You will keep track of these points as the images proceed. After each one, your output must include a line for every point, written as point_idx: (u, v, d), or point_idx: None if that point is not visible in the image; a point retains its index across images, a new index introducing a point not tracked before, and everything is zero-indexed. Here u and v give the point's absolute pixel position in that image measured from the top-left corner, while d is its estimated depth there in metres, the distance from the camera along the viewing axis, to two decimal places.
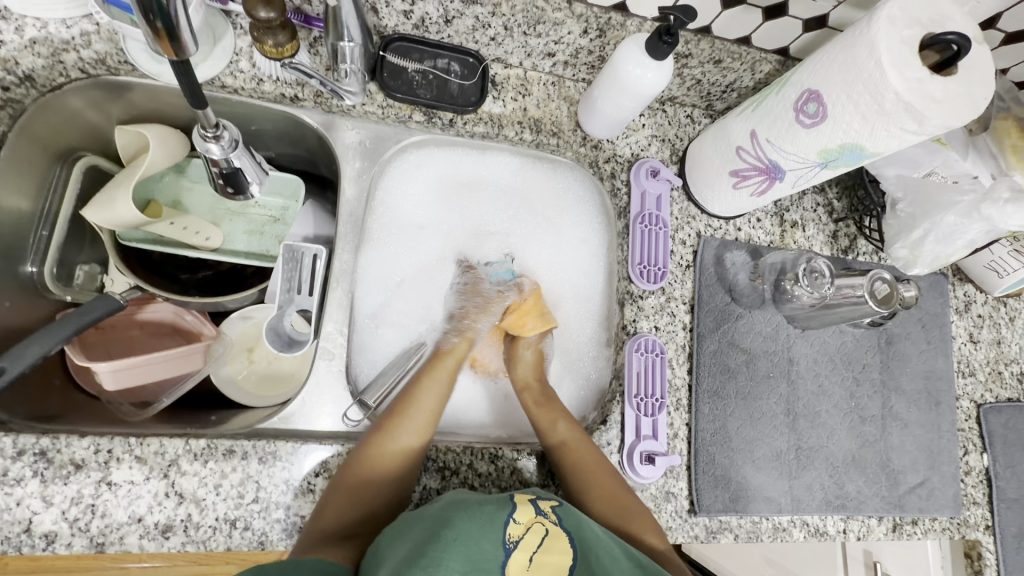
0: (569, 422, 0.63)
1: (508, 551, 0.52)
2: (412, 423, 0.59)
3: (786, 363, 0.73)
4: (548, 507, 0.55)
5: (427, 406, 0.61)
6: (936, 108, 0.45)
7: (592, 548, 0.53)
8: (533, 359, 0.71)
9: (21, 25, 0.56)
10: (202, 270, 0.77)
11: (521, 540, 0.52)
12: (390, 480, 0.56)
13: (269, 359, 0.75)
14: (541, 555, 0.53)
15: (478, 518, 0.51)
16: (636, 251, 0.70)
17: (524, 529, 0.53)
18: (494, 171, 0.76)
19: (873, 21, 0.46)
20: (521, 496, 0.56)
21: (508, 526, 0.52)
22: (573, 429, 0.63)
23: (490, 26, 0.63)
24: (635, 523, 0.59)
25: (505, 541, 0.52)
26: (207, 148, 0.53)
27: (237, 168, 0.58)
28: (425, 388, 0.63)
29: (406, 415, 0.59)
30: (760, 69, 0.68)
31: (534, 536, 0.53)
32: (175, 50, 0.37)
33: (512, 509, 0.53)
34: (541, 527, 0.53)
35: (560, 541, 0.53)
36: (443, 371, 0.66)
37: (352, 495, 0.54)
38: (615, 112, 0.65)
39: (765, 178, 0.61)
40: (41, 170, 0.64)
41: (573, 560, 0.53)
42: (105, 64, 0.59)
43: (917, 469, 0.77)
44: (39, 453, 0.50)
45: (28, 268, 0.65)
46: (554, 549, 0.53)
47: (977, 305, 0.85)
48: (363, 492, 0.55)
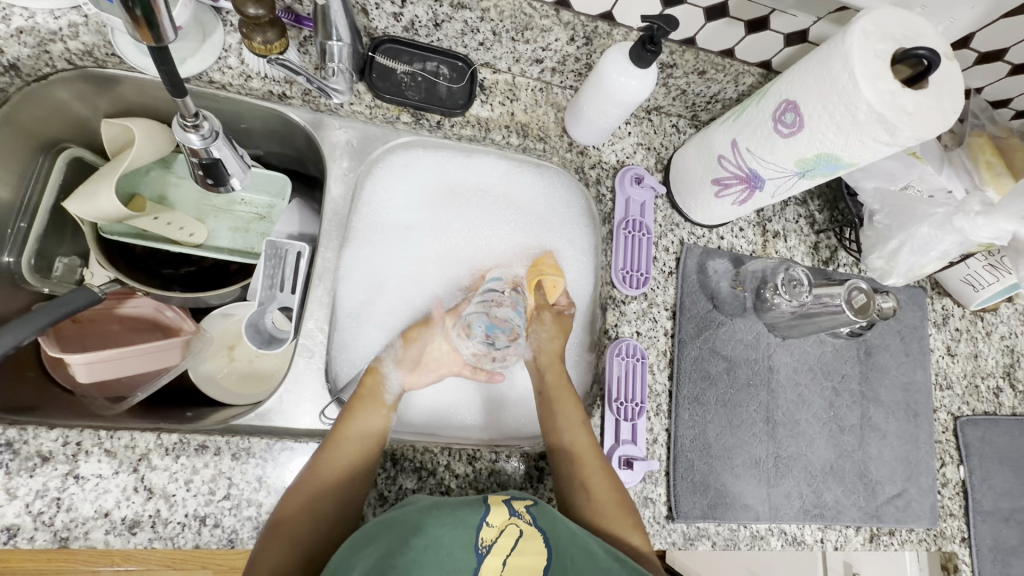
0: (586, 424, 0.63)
1: (482, 556, 0.49)
2: (343, 452, 0.56)
3: (766, 371, 0.74)
4: (521, 509, 0.55)
5: (358, 431, 0.58)
6: (907, 120, 0.46)
7: (566, 549, 0.52)
8: (553, 329, 0.71)
9: (9, 15, 0.55)
10: (185, 266, 0.77)
11: (494, 544, 0.50)
12: (342, 479, 0.55)
13: (251, 357, 0.75)
14: (516, 558, 0.50)
15: (450, 522, 0.51)
16: (618, 256, 0.71)
17: (497, 531, 0.51)
18: (481, 174, 0.75)
19: (847, 35, 0.47)
20: (495, 497, 0.55)
21: (482, 529, 0.51)
22: (579, 426, 0.63)
23: (479, 31, 0.64)
24: (619, 516, 0.59)
25: (478, 546, 0.50)
26: (186, 138, 0.52)
27: (218, 164, 0.56)
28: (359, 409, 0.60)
29: (337, 444, 0.56)
30: (743, 81, 0.69)
31: (508, 539, 0.51)
32: (155, 37, 0.37)
33: (485, 512, 0.53)
34: (515, 528, 0.52)
35: (534, 542, 0.52)
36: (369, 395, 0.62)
37: (299, 508, 0.53)
38: (601, 118, 0.66)
39: (745, 187, 0.62)
40: (23, 161, 0.64)
41: (548, 563, 0.51)
42: (92, 56, 0.59)
43: (895, 480, 0.78)
44: (5, 444, 0.49)
45: (4, 258, 0.64)
46: (528, 552, 0.51)
47: (955, 319, 0.87)
48: (302, 500, 0.53)
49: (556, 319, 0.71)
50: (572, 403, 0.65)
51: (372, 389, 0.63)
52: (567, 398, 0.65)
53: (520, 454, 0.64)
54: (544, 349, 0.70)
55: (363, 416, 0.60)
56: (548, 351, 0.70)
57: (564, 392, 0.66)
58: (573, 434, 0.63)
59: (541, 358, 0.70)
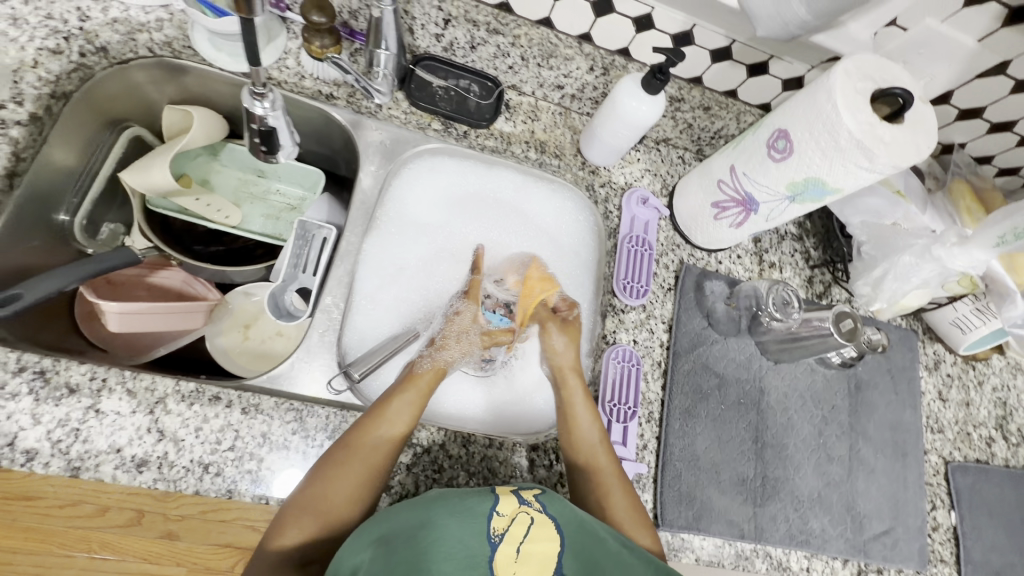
0: (610, 452, 0.63)
1: (496, 545, 0.48)
2: (362, 455, 0.55)
3: (757, 393, 0.77)
4: (530, 496, 0.53)
5: (384, 433, 0.57)
6: (883, 149, 0.51)
7: (579, 536, 0.51)
8: (566, 337, 0.70)
9: (107, 7, 0.64)
10: (214, 245, 0.83)
11: (507, 532, 0.49)
12: (358, 483, 0.54)
13: (264, 337, 0.78)
14: (528, 546, 0.49)
15: (459, 511, 0.49)
16: (621, 268, 0.76)
17: (508, 520, 0.50)
18: (499, 185, 0.80)
19: (831, 73, 0.53)
20: (503, 488, 0.53)
21: (492, 518, 0.49)
22: (599, 448, 0.63)
23: (509, 55, 0.72)
24: (636, 530, 0.59)
25: (490, 535, 0.48)
26: (252, 106, 0.56)
27: (273, 130, 0.60)
28: (394, 407, 0.59)
29: (359, 446, 0.55)
30: (744, 120, 0.77)
31: (520, 527, 0.49)
32: (247, 9, 0.43)
33: (495, 500, 0.51)
34: (526, 516, 0.50)
35: (546, 529, 0.50)
36: (422, 392, 0.62)
37: (314, 500, 0.52)
38: (613, 140, 0.73)
39: (742, 210, 0.68)
40: (94, 133, 0.70)
41: (561, 549, 0.50)
42: (170, 48, 0.67)
43: (883, 517, 0.78)
44: (38, 372, 0.53)
45: (62, 217, 0.68)
46: (540, 540, 0.50)
47: (946, 364, 0.89)
48: (320, 499, 0.52)
49: (563, 328, 0.71)
50: (593, 419, 0.64)
51: (427, 382, 0.63)
52: (586, 404, 0.65)
53: (509, 444, 0.66)
54: (564, 360, 0.68)
55: (402, 403, 0.59)
56: (569, 361, 0.68)
57: (581, 407, 0.65)
58: (593, 455, 0.62)
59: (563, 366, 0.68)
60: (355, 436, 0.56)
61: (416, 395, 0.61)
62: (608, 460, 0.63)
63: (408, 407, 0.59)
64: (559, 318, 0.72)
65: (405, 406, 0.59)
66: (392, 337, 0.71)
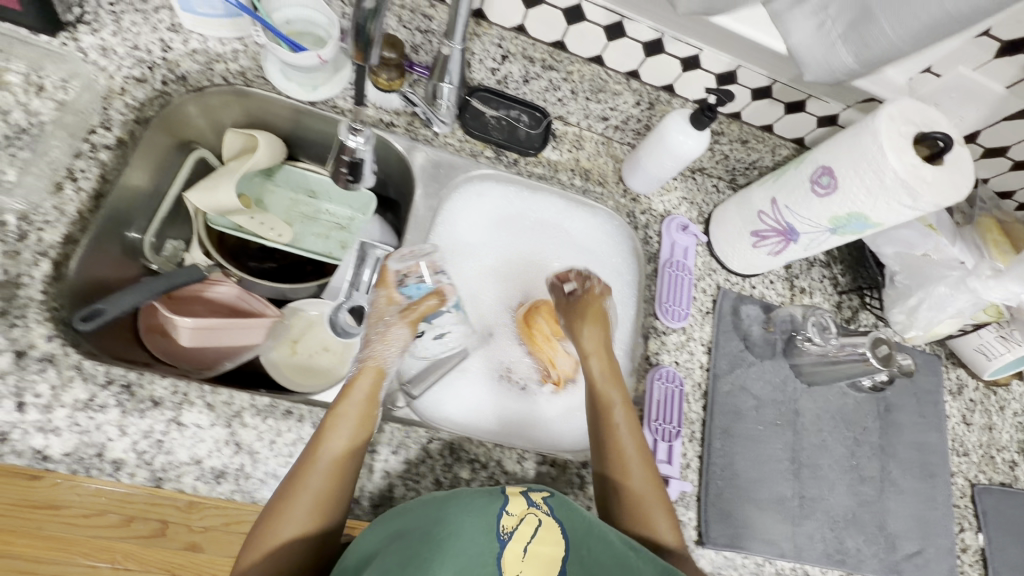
0: (633, 426, 0.65)
1: (504, 543, 0.48)
2: (313, 476, 0.53)
3: (792, 414, 0.79)
4: (540, 498, 0.52)
5: (332, 450, 0.54)
6: (927, 189, 0.55)
7: (583, 539, 0.50)
8: (596, 321, 0.73)
9: (187, 38, 0.68)
10: (267, 261, 0.86)
11: (516, 531, 0.48)
12: (316, 504, 0.52)
13: (311, 351, 0.79)
14: (536, 546, 0.48)
15: (468, 510, 0.49)
16: (663, 292, 0.79)
17: (518, 520, 0.49)
18: (542, 209, 0.84)
19: (875, 116, 0.57)
20: (513, 487, 0.53)
21: (502, 517, 0.49)
22: (624, 424, 0.65)
23: (560, 89, 0.76)
24: (653, 510, 0.61)
25: (499, 533, 0.48)
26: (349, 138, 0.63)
27: (361, 162, 0.65)
28: (333, 424, 0.56)
29: (308, 469, 0.53)
30: (779, 153, 0.81)
31: (529, 527, 0.49)
32: (363, 57, 0.52)
33: (505, 500, 0.50)
34: (535, 517, 0.50)
35: (554, 532, 0.49)
36: (360, 403, 0.58)
37: (275, 529, 0.51)
38: (657, 170, 0.77)
39: (781, 239, 0.72)
40: (164, 154, 0.73)
41: (566, 555, 0.49)
42: (243, 77, 0.71)
43: (913, 537, 0.80)
44: (124, 385, 0.55)
45: (133, 234, 0.71)
46: (547, 542, 0.49)
47: (969, 390, 0.92)
48: (277, 528, 0.51)
49: (592, 309, 0.74)
50: (622, 397, 0.67)
51: (363, 393, 0.59)
52: (613, 381, 0.68)
53: (560, 462, 0.68)
54: (594, 339, 0.71)
55: (343, 416, 0.57)
56: (599, 341, 0.71)
57: (601, 373, 0.69)
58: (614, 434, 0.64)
59: (592, 347, 0.71)
60: (303, 464, 0.54)
61: (359, 408, 0.58)
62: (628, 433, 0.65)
63: (347, 422, 0.56)
64: (593, 305, 0.74)
65: (345, 423, 0.56)
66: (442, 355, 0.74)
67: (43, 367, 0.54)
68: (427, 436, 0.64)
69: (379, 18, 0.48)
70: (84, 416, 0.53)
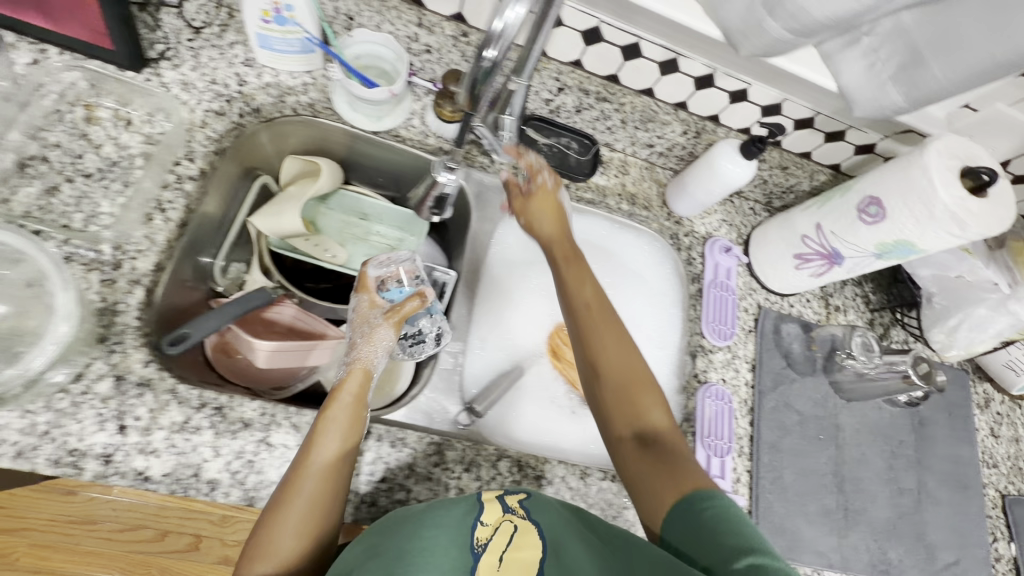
0: (595, 287, 0.66)
1: (478, 556, 0.49)
2: (312, 477, 0.51)
3: (833, 429, 0.82)
4: (515, 503, 0.55)
5: (329, 450, 0.53)
6: (974, 220, 0.59)
7: (560, 541, 0.52)
8: (550, 210, 0.72)
9: (261, 72, 0.71)
10: (323, 282, 0.87)
11: (489, 542, 0.51)
12: (313, 512, 0.50)
13: None
14: (512, 553, 0.51)
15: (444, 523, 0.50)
16: (709, 311, 0.83)
17: (492, 529, 0.52)
18: (588, 230, 0.87)
19: (924, 153, 0.61)
20: (488, 495, 0.56)
21: (475, 530, 0.51)
22: (586, 309, 0.64)
23: (610, 119, 0.80)
24: (637, 395, 0.59)
25: (473, 545, 0.50)
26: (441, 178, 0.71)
27: (446, 197, 0.75)
28: (324, 428, 0.54)
29: (302, 473, 0.51)
30: (817, 178, 0.85)
31: (504, 535, 0.52)
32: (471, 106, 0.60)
33: (479, 511, 0.53)
34: (510, 524, 0.53)
35: (530, 536, 0.52)
36: (353, 407, 0.58)
37: (271, 539, 0.48)
38: (702, 196, 0.80)
39: (825, 262, 0.75)
40: (233, 182, 0.76)
41: (544, 557, 0.51)
42: (312, 108, 0.74)
43: (952, 547, 0.82)
44: (216, 408, 0.58)
45: (205, 259, 0.74)
46: (524, 546, 0.51)
47: (996, 403, 0.96)
48: (272, 541, 0.48)
49: (540, 199, 0.71)
50: (582, 277, 0.66)
51: (351, 392, 0.59)
52: (573, 261, 0.68)
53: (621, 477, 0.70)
54: (548, 232, 0.71)
55: (337, 416, 0.56)
56: (553, 229, 0.71)
57: (569, 272, 0.67)
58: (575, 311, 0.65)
59: (553, 239, 0.70)
60: (293, 471, 0.52)
61: (347, 411, 0.57)
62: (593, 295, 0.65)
63: (337, 427, 0.54)
64: (552, 196, 0.72)
65: (334, 428, 0.54)
66: (501, 374, 0.77)
67: (141, 392, 0.56)
68: (497, 453, 0.66)
69: (490, 79, 0.55)
70: (181, 438, 0.56)
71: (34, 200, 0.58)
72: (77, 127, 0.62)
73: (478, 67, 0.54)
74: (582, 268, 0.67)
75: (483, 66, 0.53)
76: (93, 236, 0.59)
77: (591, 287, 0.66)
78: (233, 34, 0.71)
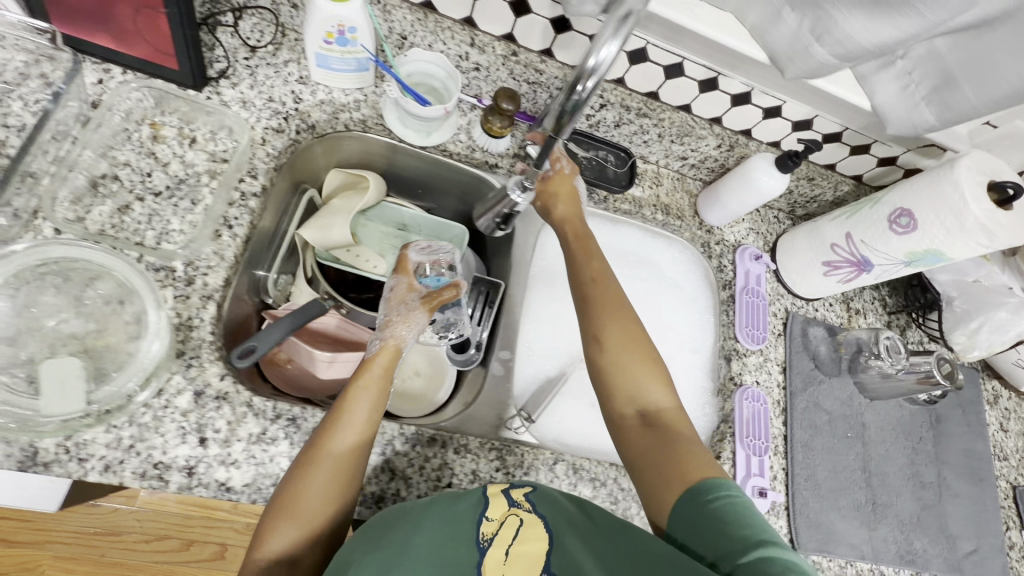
0: (598, 264, 0.70)
1: (485, 549, 0.53)
2: (338, 439, 0.55)
3: (859, 427, 0.87)
4: (519, 497, 0.58)
5: (355, 417, 0.57)
6: (1003, 231, 0.63)
7: (565, 531, 0.55)
8: (565, 192, 0.74)
9: (315, 90, 0.72)
10: (366, 292, 0.88)
11: (495, 536, 0.54)
12: (334, 477, 0.53)
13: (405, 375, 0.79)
14: (517, 547, 0.54)
15: (450, 519, 0.54)
16: (742, 316, 0.87)
17: (498, 524, 0.55)
18: (623, 238, 0.91)
19: (954, 168, 0.66)
20: (494, 488, 0.58)
21: (481, 524, 0.54)
22: (591, 287, 0.67)
23: (647, 133, 0.83)
24: (639, 367, 0.62)
25: (479, 539, 0.54)
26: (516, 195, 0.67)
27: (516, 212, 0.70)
28: (353, 398, 0.58)
29: (329, 437, 0.55)
30: (840, 189, 0.89)
31: (510, 529, 0.55)
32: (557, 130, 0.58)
33: (485, 505, 0.56)
34: (516, 518, 0.55)
35: (536, 528, 0.55)
36: (376, 379, 0.62)
37: (298, 495, 0.52)
38: (735, 206, 0.84)
39: (854, 269, 0.79)
40: (284, 196, 0.78)
41: (549, 548, 0.54)
42: (363, 124, 0.76)
43: (971, 537, 0.87)
44: (290, 419, 0.59)
45: (260, 272, 0.76)
46: (529, 539, 0.54)
47: (1004, 399, 1.01)
48: (298, 497, 0.52)
49: (558, 183, 0.73)
50: (588, 256, 0.70)
51: (378, 366, 0.63)
52: (581, 239, 0.72)
53: None
54: (563, 212, 0.73)
55: (362, 385, 0.60)
56: (570, 211, 0.73)
57: (582, 265, 0.70)
58: (581, 284, 0.69)
59: (567, 218, 0.73)
60: (321, 434, 0.55)
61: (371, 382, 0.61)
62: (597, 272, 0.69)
63: (365, 399, 0.59)
64: (568, 178, 0.74)
65: (365, 398, 0.59)
66: (550, 379, 0.80)
67: (218, 405, 0.58)
68: (552, 457, 0.69)
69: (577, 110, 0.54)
70: (259, 449, 0.58)
71: (107, 218, 0.59)
72: (144, 145, 0.64)
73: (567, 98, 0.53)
74: (588, 247, 0.71)
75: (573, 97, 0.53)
76: (166, 253, 0.60)
77: (602, 273, 0.69)
78: (287, 51, 0.72)
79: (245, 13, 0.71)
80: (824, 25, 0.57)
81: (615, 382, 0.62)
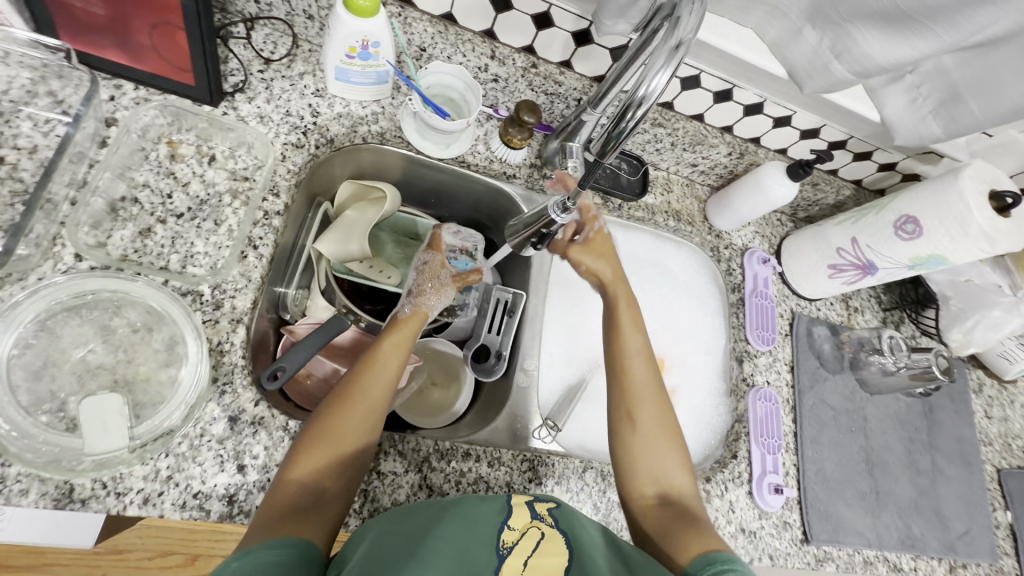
0: (641, 339, 0.71)
1: (503, 556, 0.51)
2: (372, 383, 0.60)
3: (861, 421, 0.91)
4: (542, 512, 0.58)
5: (388, 365, 0.62)
6: (1003, 237, 0.67)
7: (586, 550, 0.54)
8: (604, 254, 0.76)
9: (332, 102, 0.71)
10: (381, 304, 0.86)
11: (516, 545, 0.52)
12: (367, 415, 0.57)
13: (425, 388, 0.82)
14: (538, 558, 0.52)
15: (466, 527, 0.53)
16: (751, 318, 0.89)
17: (519, 534, 0.54)
18: (636, 244, 0.94)
19: (957, 179, 0.69)
20: (518, 500, 0.59)
21: (502, 531, 0.53)
22: (635, 356, 0.69)
23: (661, 142, 0.84)
24: (668, 448, 0.64)
25: (499, 547, 0.52)
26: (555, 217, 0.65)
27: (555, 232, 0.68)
28: (384, 346, 0.64)
29: (365, 380, 0.60)
30: (842, 193, 0.92)
31: (530, 540, 0.53)
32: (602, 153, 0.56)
33: (508, 515, 0.56)
34: (537, 531, 0.55)
35: (557, 544, 0.54)
36: (404, 331, 0.67)
37: (330, 428, 0.55)
38: (745, 211, 0.86)
39: (859, 271, 0.83)
40: (300, 210, 0.76)
41: (570, 564, 0.52)
42: (381, 137, 0.74)
43: (963, 519, 0.93)
44: None
45: (278, 288, 0.74)
46: (550, 553, 0.53)
47: (987, 387, 1.07)
48: (331, 428, 0.55)
49: (596, 247, 0.76)
50: (632, 326, 0.71)
51: (410, 324, 0.69)
52: (620, 309, 0.73)
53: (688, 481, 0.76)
54: (604, 275, 0.75)
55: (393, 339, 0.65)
56: (608, 276, 0.75)
57: (624, 333, 0.71)
58: (623, 353, 0.69)
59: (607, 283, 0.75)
60: (357, 372, 0.61)
61: (399, 334, 0.66)
62: (638, 348, 0.70)
63: (395, 346, 0.65)
64: (602, 237, 0.77)
65: (397, 348, 0.65)
66: (571, 386, 0.82)
67: (255, 431, 0.57)
68: (582, 465, 0.70)
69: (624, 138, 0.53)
70: None
71: (129, 242, 0.58)
72: (162, 165, 0.62)
73: (613, 123, 0.53)
74: (631, 314, 0.73)
75: (619, 125, 0.53)
76: (192, 278, 0.58)
77: (643, 349, 0.70)
78: (302, 64, 0.70)
79: (257, 23, 0.69)
80: (843, 43, 0.59)
81: (647, 455, 0.63)
